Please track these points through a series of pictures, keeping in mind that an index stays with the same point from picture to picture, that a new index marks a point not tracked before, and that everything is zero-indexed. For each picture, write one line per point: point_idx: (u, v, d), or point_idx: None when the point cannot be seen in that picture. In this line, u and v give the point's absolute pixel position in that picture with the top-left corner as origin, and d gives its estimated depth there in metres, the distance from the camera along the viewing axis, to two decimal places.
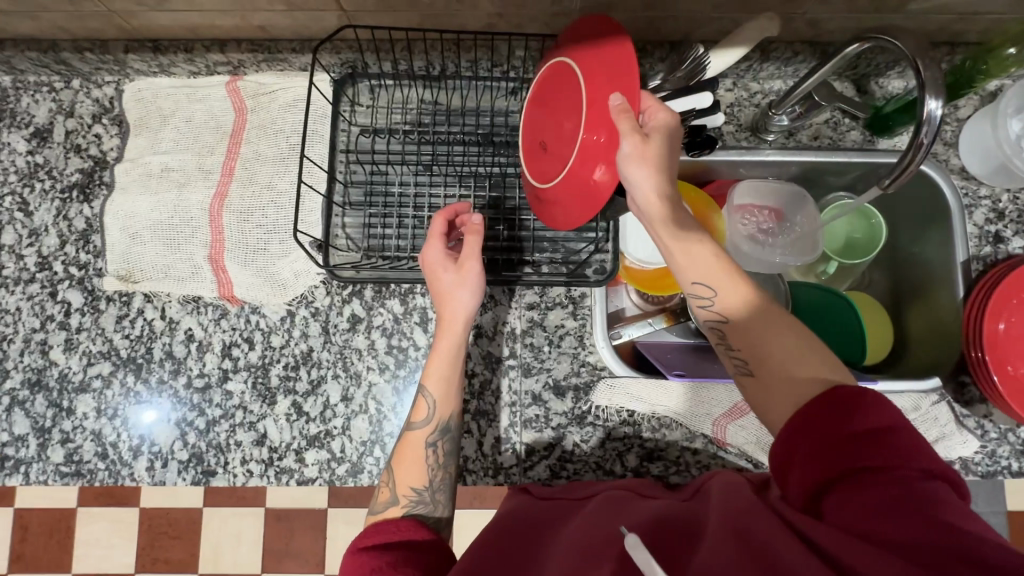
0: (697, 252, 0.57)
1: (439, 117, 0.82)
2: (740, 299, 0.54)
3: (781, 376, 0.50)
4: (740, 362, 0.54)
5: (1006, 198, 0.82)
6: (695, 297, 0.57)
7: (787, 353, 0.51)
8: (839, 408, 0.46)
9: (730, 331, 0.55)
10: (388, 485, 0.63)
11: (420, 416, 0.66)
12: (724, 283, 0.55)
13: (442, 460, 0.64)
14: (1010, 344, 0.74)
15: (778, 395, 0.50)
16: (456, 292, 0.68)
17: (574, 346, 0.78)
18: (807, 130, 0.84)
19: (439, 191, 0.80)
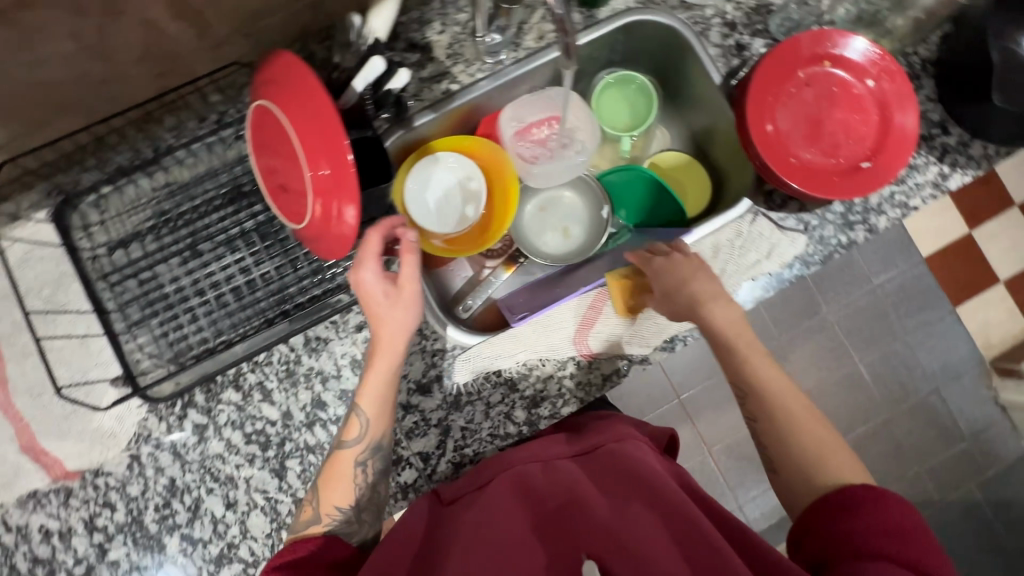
0: (743, 340, 0.70)
1: (178, 196, 0.76)
2: (763, 367, 0.69)
3: (804, 455, 0.64)
4: (748, 405, 0.69)
5: (731, 8, 0.83)
6: (732, 378, 0.70)
7: (805, 424, 0.66)
8: (848, 506, 0.57)
9: (751, 391, 0.68)
10: (312, 503, 0.66)
11: (353, 433, 0.67)
12: (754, 355, 0.69)
13: (372, 476, 0.68)
14: (783, 140, 0.76)
15: (803, 464, 0.63)
16: (390, 312, 0.67)
17: (418, 342, 0.77)
18: (531, 34, 0.83)
19: (216, 267, 0.76)
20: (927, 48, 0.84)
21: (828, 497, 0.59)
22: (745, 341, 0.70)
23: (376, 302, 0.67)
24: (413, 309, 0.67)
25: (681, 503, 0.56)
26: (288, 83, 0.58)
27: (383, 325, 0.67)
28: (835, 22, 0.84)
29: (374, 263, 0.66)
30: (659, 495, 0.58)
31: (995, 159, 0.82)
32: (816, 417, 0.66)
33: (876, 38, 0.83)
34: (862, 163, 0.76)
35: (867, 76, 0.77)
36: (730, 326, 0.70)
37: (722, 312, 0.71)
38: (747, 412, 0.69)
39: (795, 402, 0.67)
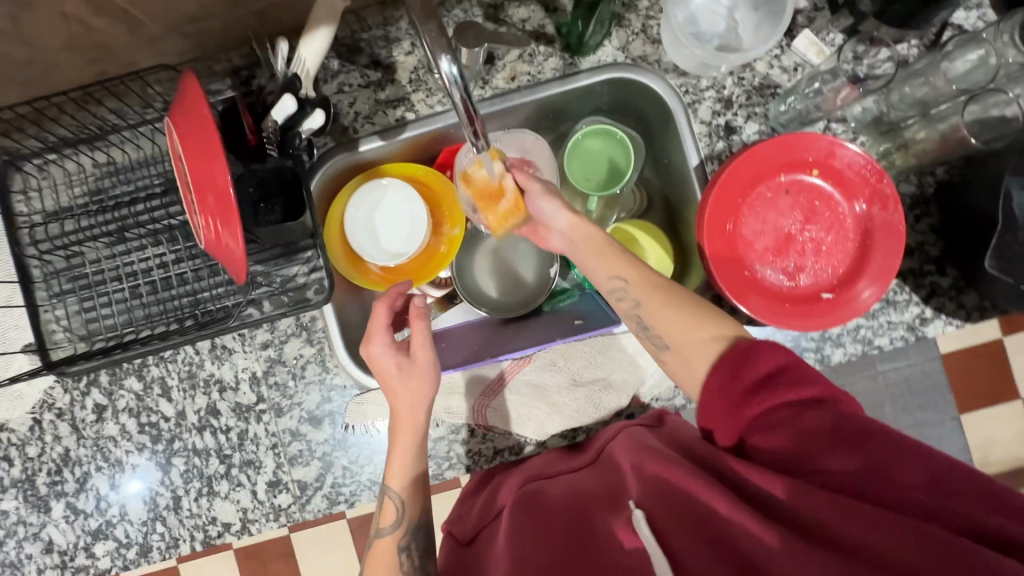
0: (615, 261, 0.66)
1: (117, 178, 0.75)
2: (649, 294, 0.64)
3: (676, 323, 0.61)
4: (658, 340, 0.63)
5: (731, 82, 0.74)
6: (615, 292, 0.66)
7: (697, 322, 0.61)
8: (734, 362, 0.54)
9: (643, 313, 0.64)
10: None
11: (388, 520, 0.65)
12: (638, 274, 0.65)
13: (418, 562, 0.64)
14: (738, 245, 0.69)
15: (693, 365, 0.59)
16: (402, 390, 0.65)
17: (319, 373, 0.76)
18: (502, 72, 0.75)
19: (140, 257, 0.75)
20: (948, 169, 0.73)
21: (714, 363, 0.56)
22: (624, 266, 0.66)
23: (394, 377, 0.65)
24: (429, 381, 0.66)
25: (682, 482, 0.51)
26: (187, 109, 0.55)
27: (410, 413, 0.65)
28: (845, 120, 0.74)
29: (382, 336, 0.66)
30: (647, 468, 0.55)
31: (989, 313, 0.72)
32: (704, 312, 0.61)
33: (888, 147, 0.73)
34: (823, 293, 0.68)
35: (855, 197, 0.68)
36: (597, 250, 0.67)
37: (638, 273, 0.65)
38: (659, 349, 0.63)
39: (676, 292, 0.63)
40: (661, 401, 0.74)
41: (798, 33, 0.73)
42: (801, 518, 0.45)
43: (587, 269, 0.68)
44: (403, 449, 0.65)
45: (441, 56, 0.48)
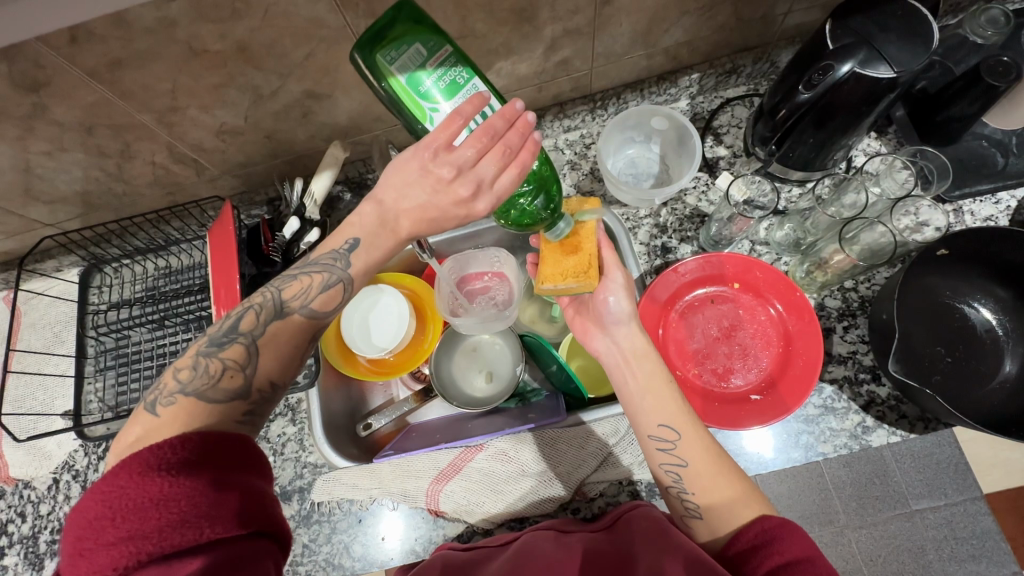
0: (667, 408, 0.63)
1: (170, 278, 0.94)
2: (698, 452, 0.61)
3: (721, 493, 0.58)
4: (691, 505, 0.60)
5: (665, 212, 0.88)
6: (660, 442, 0.63)
7: (737, 495, 0.57)
8: (763, 539, 0.51)
9: (686, 477, 0.61)
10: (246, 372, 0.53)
11: (328, 307, 0.59)
12: (689, 428, 0.62)
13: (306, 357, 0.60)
14: (664, 348, 0.76)
15: (721, 527, 0.56)
16: (471, 171, 0.54)
17: (296, 450, 0.84)
18: None
19: (172, 341, 0.91)
20: (869, 285, 0.80)
21: (744, 538, 0.53)
22: (675, 413, 0.63)
23: (435, 204, 0.55)
24: (475, 169, 0.54)
25: (688, 546, 0.54)
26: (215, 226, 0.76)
27: (460, 205, 0.55)
28: (769, 243, 0.85)
29: (467, 147, 0.54)
30: (661, 537, 0.58)
31: (933, 424, 0.74)
32: (744, 480, 0.59)
33: (810, 266, 0.81)
34: (752, 395, 0.73)
35: (769, 303, 0.76)
36: (647, 376, 0.66)
37: (678, 409, 0.64)
38: (690, 513, 0.60)
39: (723, 460, 0.61)
40: (607, 497, 0.78)
41: (720, 173, 0.88)
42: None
43: (632, 398, 0.66)
44: (373, 244, 0.59)
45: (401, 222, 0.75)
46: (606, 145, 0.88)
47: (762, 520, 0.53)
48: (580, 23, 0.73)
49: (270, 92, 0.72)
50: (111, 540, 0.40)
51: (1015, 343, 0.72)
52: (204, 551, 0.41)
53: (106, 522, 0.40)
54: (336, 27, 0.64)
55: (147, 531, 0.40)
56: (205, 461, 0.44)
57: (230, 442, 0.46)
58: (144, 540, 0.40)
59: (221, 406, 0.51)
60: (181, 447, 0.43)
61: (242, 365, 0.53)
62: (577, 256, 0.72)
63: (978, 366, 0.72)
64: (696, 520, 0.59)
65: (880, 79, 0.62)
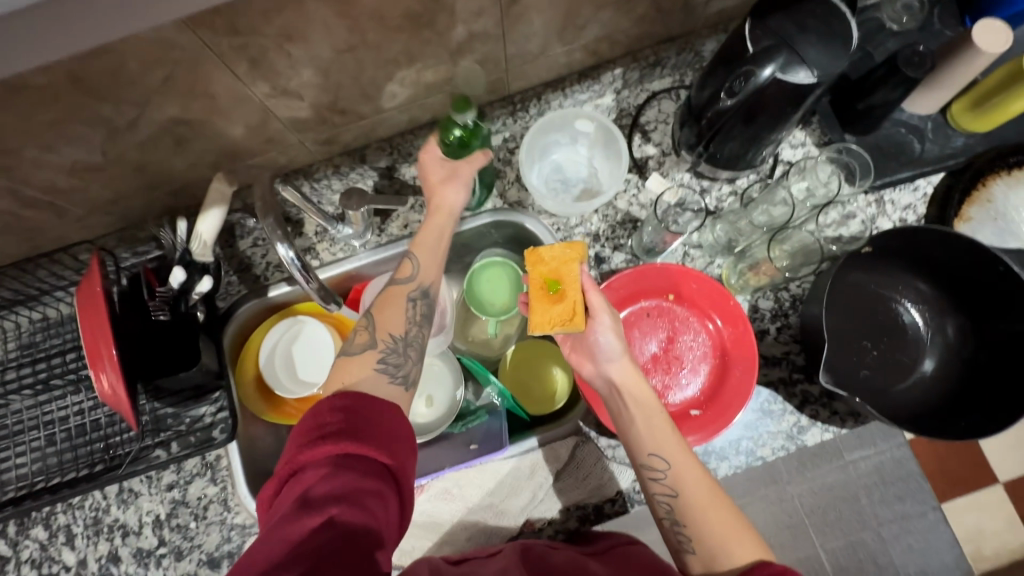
0: (662, 439, 0.63)
1: (48, 333, 0.82)
2: (692, 485, 0.61)
3: (716, 531, 0.58)
4: (684, 539, 0.60)
5: (597, 218, 0.84)
6: (652, 471, 0.63)
7: (731, 535, 0.58)
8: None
9: (679, 508, 0.61)
10: (368, 330, 0.66)
11: (405, 272, 0.70)
12: (684, 459, 0.62)
13: (420, 316, 0.69)
14: None
15: (717, 569, 0.57)
16: (447, 187, 0.73)
17: (220, 513, 0.77)
18: (396, 221, 0.86)
19: (60, 404, 0.80)
20: (799, 284, 0.79)
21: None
22: (669, 444, 0.63)
23: (432, 179, 0.73)
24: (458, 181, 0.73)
25: None
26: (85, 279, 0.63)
27: (452, 184, 0.73)
28: (701, 246, 0.82)
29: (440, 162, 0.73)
30: None
31: (862, 418, 0.75)
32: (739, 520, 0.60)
33: (743, 268, 0.80)
34: (692, 410, 0.72)
35: (708, 317, 0.74)
36: (642, 405, 0.65)
37: (677, 443, 0.63)
38: (684, 547, 0.60)
39: (719, 495, 0.61)
40: (555, 525, 0.75)
41: (650, 175, 0.84)
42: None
43: (625, 426, 0.66)
44: None
45: (276, 244, 0.65)
46: (531, 153, 0.82)
47: (760, 565, 0.53)
48: (487, 25, 0.66)
49: (128, 124, 0.61)
50: (298, 446, 0.52)
51: (933, 336, 0.74)
52: (337, 469, 0.50)
53: (289, 443, 0.53)
54: (192, 48, 0.54)
55: (305, 450, 0.51)
56: (352, 415, 0.54)
57: (368, 406, 0.56)
58: (300, 452, 0.51)
59: (359, 356, 0.63)
60: (335, 403, 0.55)
61: (367, 325, 0.66)
62: (562, 304, 0.66)
63: (901, 360, 0.74)
64: (688, 553, 0.60)
65: (803, 83, 0.60)
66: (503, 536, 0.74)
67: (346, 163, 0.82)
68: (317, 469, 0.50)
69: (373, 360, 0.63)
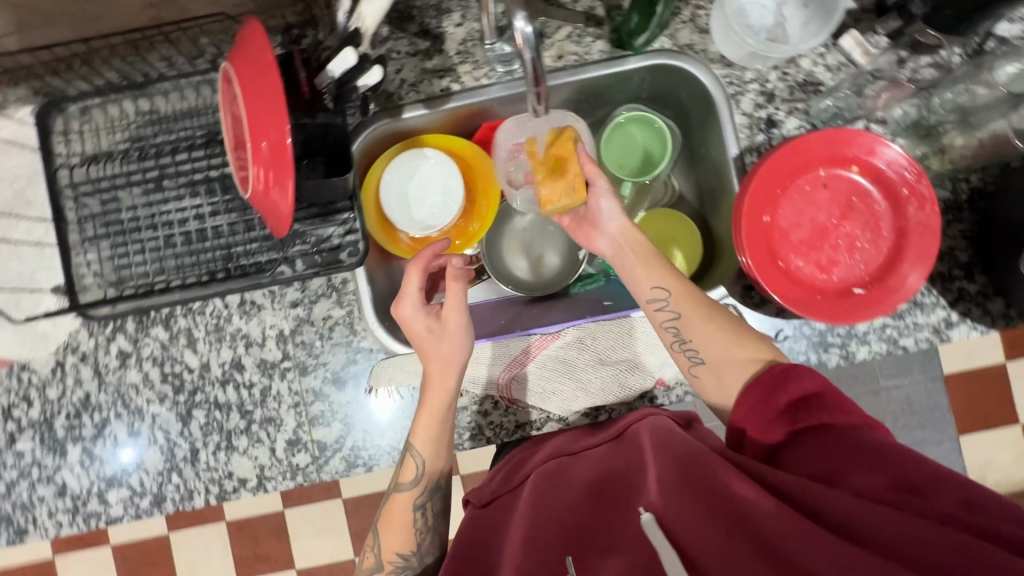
0: (658, 272, 0.70)
1: (159, 127, 0.75)
2: (690, 308, 0.68)
3: (720, 344, 0.66)
4: (693, 354, 0.67)
5: (775, 76, 0.75)
6: (654, 301, 0.69)
7: (736, 343, 0.65)
8: (775, 386, 0.58)
9: (681, 325, 0.68)
10: (375, 553, 0.67)
11: (409, 476, 0.68)
12: (682, 287, 0.69)
13: (431, 521, 0.69)
14: (776, 237, 0.69)
15: (726, 380, 0.65)
16: (434, 348, 0.68)
17: (346, 335, 0.76)
18: (550, 50, 0.77)
19: (174, 206, 0.75)
20: (983, 177, 0.73)
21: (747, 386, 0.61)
22: (667, 277, 0.69)
23: (428, 343, 0.68)
24: (459, 345, 0.69)
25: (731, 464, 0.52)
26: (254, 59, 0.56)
27: (444, 364, 0.68)
28: (885, 122, 0.75)
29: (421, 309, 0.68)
30: (675, 450, 0.57)
31: (1014, 321, 0.73)
32: (743, 332, 0.66)
33: (926, 151, 0.74)
34: (855, 289, 0.69)
35: (891, 192, 0.69)
36: (642, 254, 0.71)
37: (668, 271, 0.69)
38: (693, 362, 0.67)
39: (713, 308, 0.68)
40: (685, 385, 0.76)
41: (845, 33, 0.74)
42: (826, 516, 0.47)
43: (627, 274, 0.72)
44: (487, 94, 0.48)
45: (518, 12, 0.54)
46: None
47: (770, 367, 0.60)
48: None
49: None
50: None
51: None
52: None
53: None
54: None
55: None
56: None
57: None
58: None
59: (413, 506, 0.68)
60: None
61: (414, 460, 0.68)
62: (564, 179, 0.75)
63: None
64: (698, 368, 0.67)
65: None
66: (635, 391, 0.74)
67: None
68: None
69: (410, 502, 0.68)
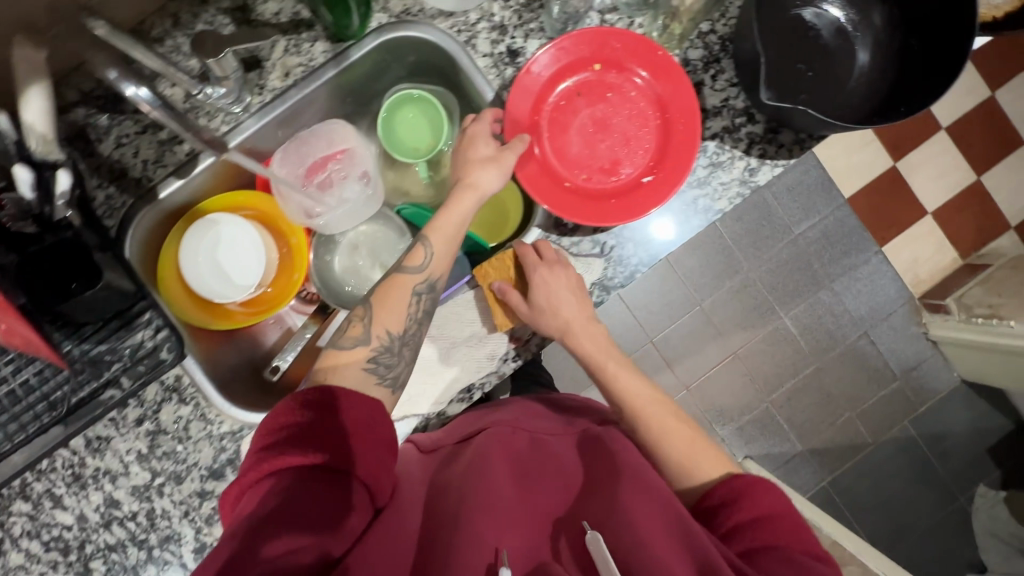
0: (612, 365, 0.75)
1: None
2: (656, 408, 0.72)
3: (682, 444, 0.69)
4: (653, 454, 0.69)
5: (497, 7, 0.73)
6: (614, 397, 0.74)
7: (700, 450, 0.68)
8: (740, 489, 0.60)
9: (640, 424, 0.71)
10: (364, 322, 0.64)
11: (416, 262, 0.67)
12: (642, 389, 0.74)
13: (421, 315, 0.67)
14: (556, 163, 0.70)
15: (689, 473, 0.66)
16: (487, 166, 0.67)
17: (203, 427, 0.74)
18: (275, 71, 0.73)
19: None
20: (726, 22, 0.73)
21: (704, 498, 0.62)
22: (628, 378, 0.74)
23: (477, 159, 0.68)
24: (504, 169, 0.67)
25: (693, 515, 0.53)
26: None
27: (490, 158, 0.68)
28: (616, 9, 0.74)
29: (490, 139, 0.68)
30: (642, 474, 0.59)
31: (807, 143, 0.74)
32: (708, 446, 0.69)
33: (664, 19, 0.73)
34: (644, 178, 0.69)
35: (638, 68, 0.69)
36: (599, 342, 0.75)
37: (629, 376, 0.74)
38: (655, 462, 0.69)
39: (672, 410, 0.72)
40: (540, 333, 0.74)
41: None
42: None
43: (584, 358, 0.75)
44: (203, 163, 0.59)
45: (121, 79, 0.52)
46: None
47: (736, 478, 0.61)
48: None
49: None
50: (261, 455, 0.53)
51: (863, 32, 0.72)
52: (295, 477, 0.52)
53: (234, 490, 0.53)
54: None
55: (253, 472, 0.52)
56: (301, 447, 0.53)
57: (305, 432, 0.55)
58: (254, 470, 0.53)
59: (417, 277, 0.67)
60: (287, 432, 0.54)
61: (448, 238, 0.68)
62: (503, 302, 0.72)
63: (840, 69, 0.71)
64: (660, 468, 0.68)
65: None
66: (487, 371, 0.74)
67: (184, 10, 0.69)
68: (283, 483, 0.51)
69: (417, 281, 0.66)
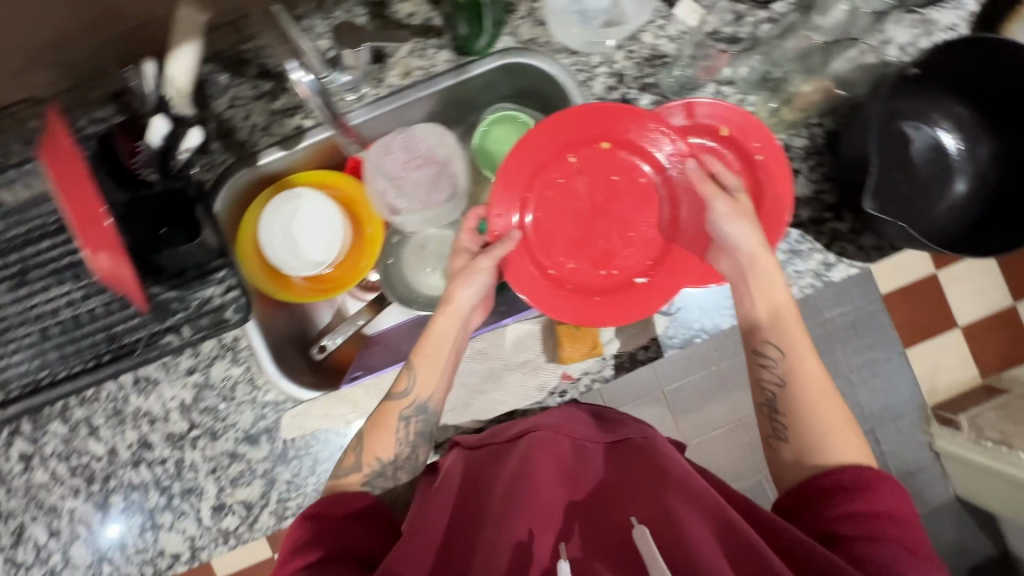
0: (797, 316, 0.65)
1: (8, 220, 0.72)
2: (801, 364, 0.63)
3: (811, 426, 0.61)
4: (780, 430, 0.63)
5: (621, 55, 0.76)
6: (766, 359, 0.65)
7: (833, 428, 0.60)
8: (854, 491, 0.55)
9: (783, 394, 0.63)
10: (355, 451, 0.66)
11: (402, 388, 0.67)
12: (800, 339, 0.64)
13: (414, 436, 0.67)
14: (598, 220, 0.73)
15: (813, 457, 0.60)
16: (455, 287, 0.69)
17: (249, 392, 0.75)
18: (395, 69, 0.76)
19: (47, 297, 0.72)
20: (835, 118, 0.75)
21: (826, 483, 0.57)
22: (796, 337, 0.64)
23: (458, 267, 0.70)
24: (476, 282, 0.68)
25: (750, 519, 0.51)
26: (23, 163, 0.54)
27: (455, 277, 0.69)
28: (733, 82, 0.76)
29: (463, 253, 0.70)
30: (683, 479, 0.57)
31: (886, 252, 0.76)
32: (846, 434, 0.60)
33: (778, 103, 0.75)
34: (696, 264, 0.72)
35: (655, 163, 0.72)
36: (775, 275, 0.65)
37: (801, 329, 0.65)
38: (778, 434, 0.63)
39: (816, 385, 0.63)
40: (591, 373, 0.76)
41: (678, 2, 0.75)
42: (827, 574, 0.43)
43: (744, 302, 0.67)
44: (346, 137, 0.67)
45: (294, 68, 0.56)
46: None
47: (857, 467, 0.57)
48: None
49: None
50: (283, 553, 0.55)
51: (965, 160, 0.74)
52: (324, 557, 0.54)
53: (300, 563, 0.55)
54: None
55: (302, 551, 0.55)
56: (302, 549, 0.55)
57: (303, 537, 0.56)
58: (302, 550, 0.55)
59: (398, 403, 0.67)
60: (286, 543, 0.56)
61: (438, 362, 0.68)
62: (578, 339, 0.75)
63: (933, 191, 0.74)
64: (782, 443, 0.63)
65: None
66: (534, 401, 0.76)
67: None
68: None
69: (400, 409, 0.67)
